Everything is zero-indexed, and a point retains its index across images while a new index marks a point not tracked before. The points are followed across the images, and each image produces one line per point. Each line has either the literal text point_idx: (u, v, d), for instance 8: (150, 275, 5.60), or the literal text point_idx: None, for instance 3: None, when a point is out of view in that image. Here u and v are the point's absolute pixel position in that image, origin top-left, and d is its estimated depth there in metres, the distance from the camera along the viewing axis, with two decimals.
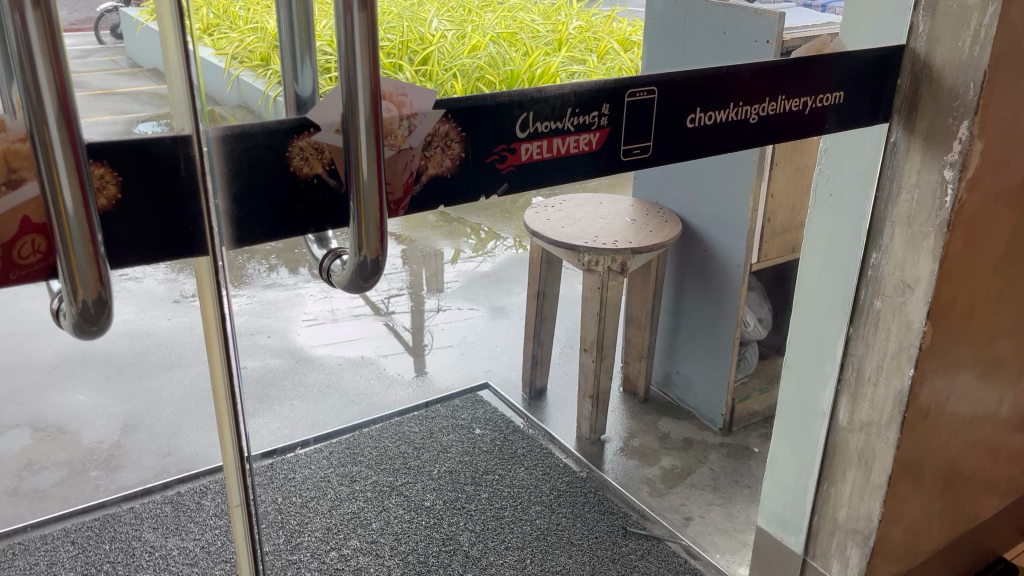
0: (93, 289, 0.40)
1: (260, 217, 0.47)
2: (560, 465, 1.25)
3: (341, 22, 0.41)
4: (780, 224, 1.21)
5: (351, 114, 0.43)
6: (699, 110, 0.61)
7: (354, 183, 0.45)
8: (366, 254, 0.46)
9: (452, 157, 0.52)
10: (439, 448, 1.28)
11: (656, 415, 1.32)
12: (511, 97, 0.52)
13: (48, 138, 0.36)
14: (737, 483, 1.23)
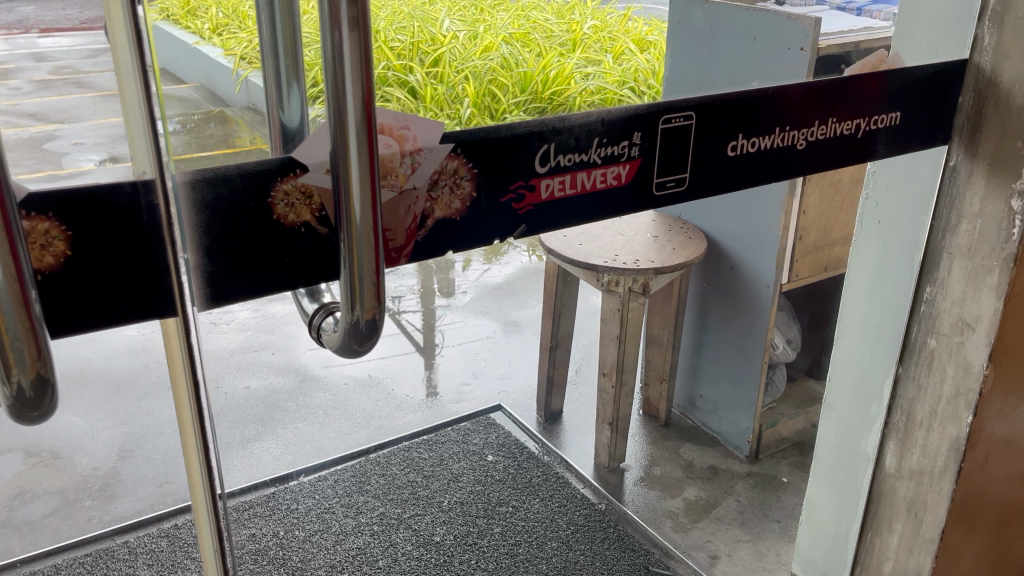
0: (29, 369, 0.32)
1: (240, 273, 0.40)
2: (578, 497, 1.18)
3: (329, 42, 0.34)
4: (812, 242, 1.13)
5: (340, 148, 0.36)
6: (741, 137, 0.54)
7: (345, 230, 0.37)
8: (360, 314, 0.39)
9: (461, 198, 0.45)
10: (450, 476, 1.22)
11: (679, 443, 1.25)
12: (529, 127, 0.46)
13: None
14: (766, 516, 1.15)
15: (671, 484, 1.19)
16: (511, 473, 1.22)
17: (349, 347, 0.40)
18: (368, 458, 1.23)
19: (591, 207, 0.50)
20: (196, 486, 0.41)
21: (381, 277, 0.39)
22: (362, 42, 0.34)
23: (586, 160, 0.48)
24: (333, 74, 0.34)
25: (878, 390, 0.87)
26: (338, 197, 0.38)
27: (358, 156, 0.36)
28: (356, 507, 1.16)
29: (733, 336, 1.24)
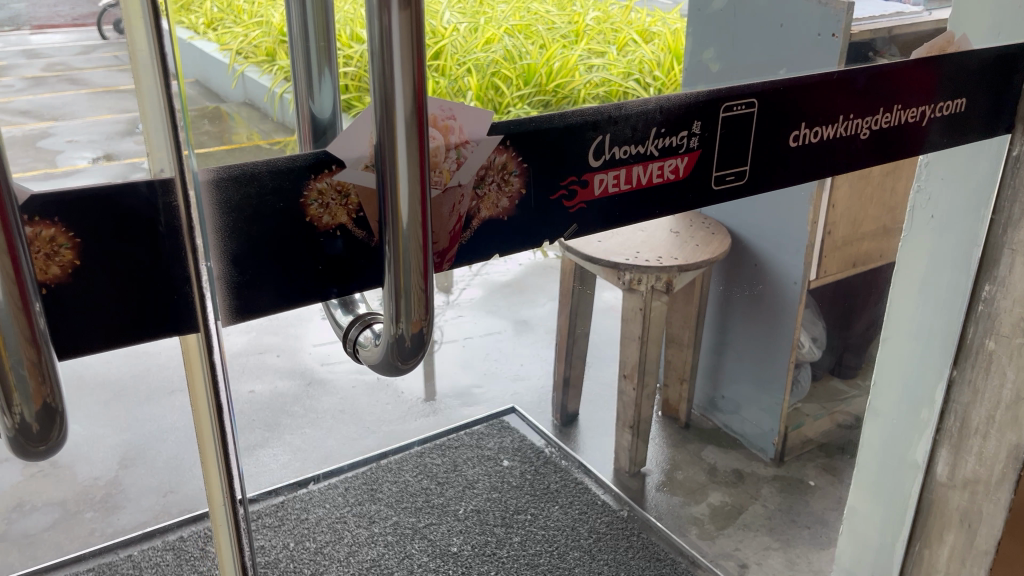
0: (34, 399, 0.33)
1: (264, 281, 0.50)
2: (599, 502, 1.19)
3: (376, 20, 0.36)
4: (840, 236, 1.11)
5: (388, 136, 0.38)
6: (791, 130, 0.71)
7: (392, 248, 0.41)
8: (407, 328, 0.42)
9: (508, 196, 0.57)
10: (465, 483, 1.18)
11: (701, 445, 1.17)
12: (588, 120, 0.59)
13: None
14: (793, 518, 1.21)
15: (695, 488, 1.17)
16: (528, 480, 1.20)
17: (393, 365, 0.44)
18: (382, 463, 1.13)
19: (645, 198, 0.64)
20: (213, 498, 0.41)
21: (429, 294, 0.43)
22: (413, 21, 0.36)
23: (648, 153, 0.63)
24: (383, 88, 0.37)
25: (939, 364, 1.17)
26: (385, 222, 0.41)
27: (409, 189, 0.40)
28: (369, 517, 1.12)
29: (759, 334, 1.15)
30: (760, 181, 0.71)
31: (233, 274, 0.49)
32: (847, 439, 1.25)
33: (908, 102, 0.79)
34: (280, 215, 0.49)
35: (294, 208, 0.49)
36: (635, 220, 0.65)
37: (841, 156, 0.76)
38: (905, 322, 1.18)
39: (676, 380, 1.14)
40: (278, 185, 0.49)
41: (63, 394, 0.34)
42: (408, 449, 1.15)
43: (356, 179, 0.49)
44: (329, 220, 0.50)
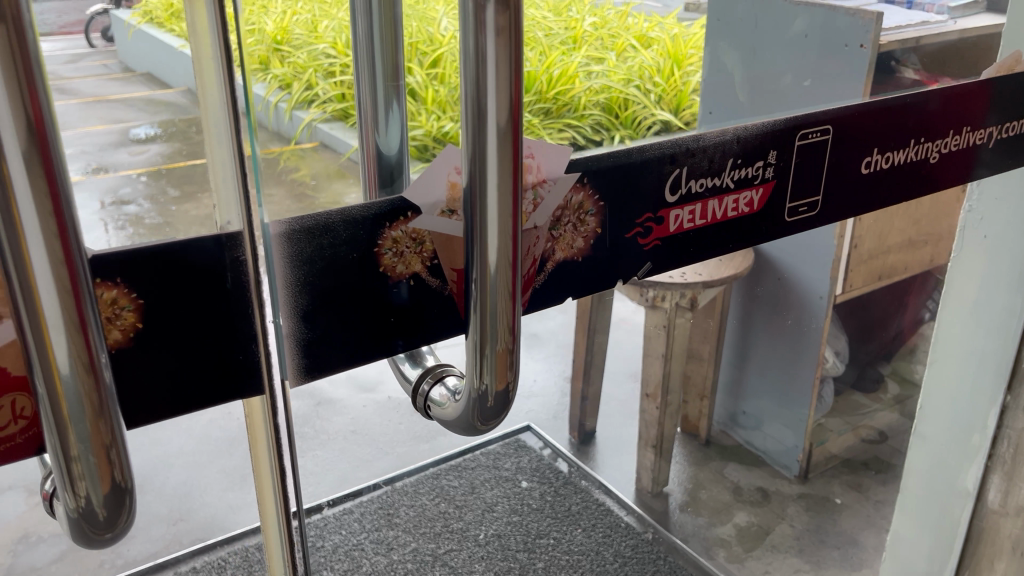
0: (103, 479, 0.26)
1: (337, 337, 0.40)
2: (621, 525, 1.14)
3: (468, 39, 0.28)
4: (866, 250, 1.12)
5: (475, 157, 0.29)
6: (876, 153, 0.57)
7: (478, 310, 0.32)
8: (491, 386, 0.33)
9: (583, 234, 0.44)
10: (484, 506, 1.15)
11: (723, 463, 1.15)
12: (663, 149, 0.46)
13: (17, 236, 0.23)
14: (825, 543, 1.10)
15: (719, 508, 1.10)
16: (548, 501, 1.16)
17: (474, 423, 0.35)
18: (396, 486, 1.12)
19: (722, 233, 0.51)
20: (273, 564, 0.37)
21: (515, 361, 0.34)
22: (511, 46, 0.28)
23: (724, 183, 0.50)
24: (476, 120, 0.29)
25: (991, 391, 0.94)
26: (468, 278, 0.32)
27: (499, 243, 0.30)
28: (387, 544, 1.07)
29: (781, 349, 1.15)
30: (856, 207, 0.58)
31: (303, 332, 0.39)
32: (872, 453, 1.23)
33: (988, 117, 0.63)
34: (355, 266, 0.39)
35: (370, 259, 0.40)
36: (704, 258, 0.52)
37: (920, 179, 0.61)
38: (958, 345, 0.96)
39: (697, 397, 1.13)
40: (355, 235, 0.39)
41: (136, 471, 0.27)
42: (425, 471, 1.14)
43: (433, 226, 0.40)
44: (403, 270, 0.41)
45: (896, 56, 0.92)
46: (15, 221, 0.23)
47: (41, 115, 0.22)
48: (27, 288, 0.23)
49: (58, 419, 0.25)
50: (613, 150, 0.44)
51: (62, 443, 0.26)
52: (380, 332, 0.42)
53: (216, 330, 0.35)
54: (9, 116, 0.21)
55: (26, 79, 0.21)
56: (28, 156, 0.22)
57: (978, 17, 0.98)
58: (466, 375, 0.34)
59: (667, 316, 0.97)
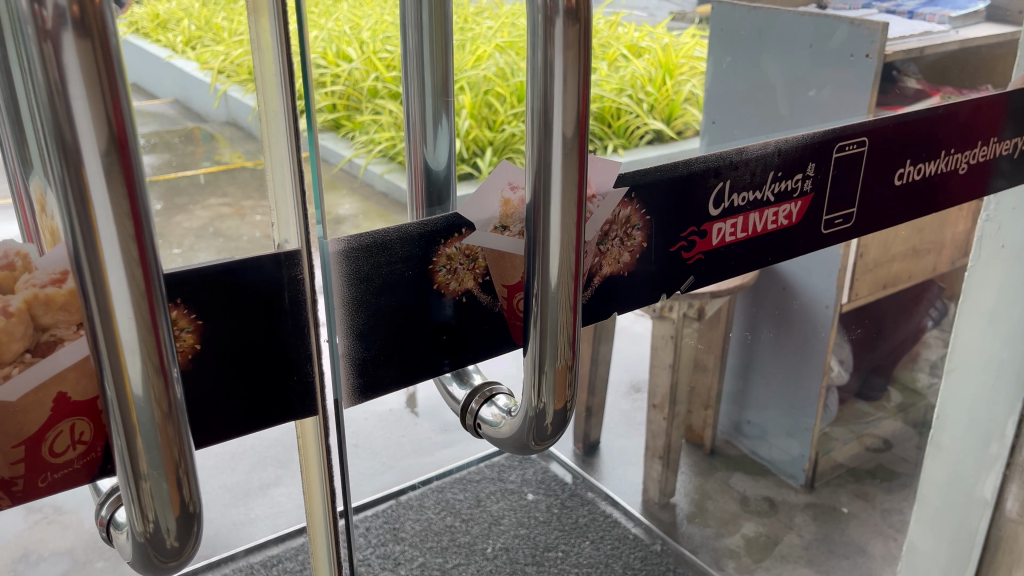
0: (172, 507, 0.31)
1: (386, 349, 0.48)
2: (630, 536, 1.10)
3: (538, 56, 0.35)
4: (870, 259, 1.12)
5: (536, 193, 0.37)
6: (905, 167, 0.69)
7: (540, 319, 0.39)
8: (548, 403, 0.41)
9: (628, 246, 0.54)
10: (490, 520, 1.03)
11: (729, 473, 1.14)
12: (712, 163, 0.56)
13: (97, 242, 0.27)
14: (833, 552, 1.20)
15: (728, 518, 1.15)
16: (556, 515, 1.05)
17: (526, 444, 0.43)
18: (400, 500, 0.93)
19: (762, 237, 0.62)
20: (317, 547, 0.47)
21: (574, 366, 0.41)
22: (577, 64, 0.35)
23: (764, 199, 0.61)
24: (543, 141, 0.36)
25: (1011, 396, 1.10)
26: (533, 291, 0.39)
27: (565, 256, 0.38)
28: (392, 559, 0.96)
29: (786, 358, 1.14)
30: (872, 215, 0.69)
31: (358, 350, 0.47)
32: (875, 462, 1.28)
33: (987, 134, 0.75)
34: (409, 284, 0.47)
35: (423, 275, 0.47)
36: (743, 268, 0.63)
37: (943, 190, 0.73)
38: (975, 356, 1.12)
39: (701, 407, 1.08)
40: (408, 254, 0.46)
41: (200, 495, 0.32)
42: (429, 484, 0.94)
43: (484, 242, 0.48)
44: (456, 286, 0.49)
45: (897, 67, 0.93)
46: (93, 221, 0.26)
47: (123, 127, 0.26)
48: (104, 298, 0.27)
49: (127, 427, 0.29)
50: (659, 164, 0.53)
51: (131, 446, 0.30)
52: (432, 348, 0.50)
53: (273, 348, 0.43)
54: (94, 124, 0.25)
55: (110, 93, 0.25)
56: (108, 162, 0.26)
57: (978, 26, 0.96)
58: (526, 392, 0.41)
59: (676, 326, 0.94)
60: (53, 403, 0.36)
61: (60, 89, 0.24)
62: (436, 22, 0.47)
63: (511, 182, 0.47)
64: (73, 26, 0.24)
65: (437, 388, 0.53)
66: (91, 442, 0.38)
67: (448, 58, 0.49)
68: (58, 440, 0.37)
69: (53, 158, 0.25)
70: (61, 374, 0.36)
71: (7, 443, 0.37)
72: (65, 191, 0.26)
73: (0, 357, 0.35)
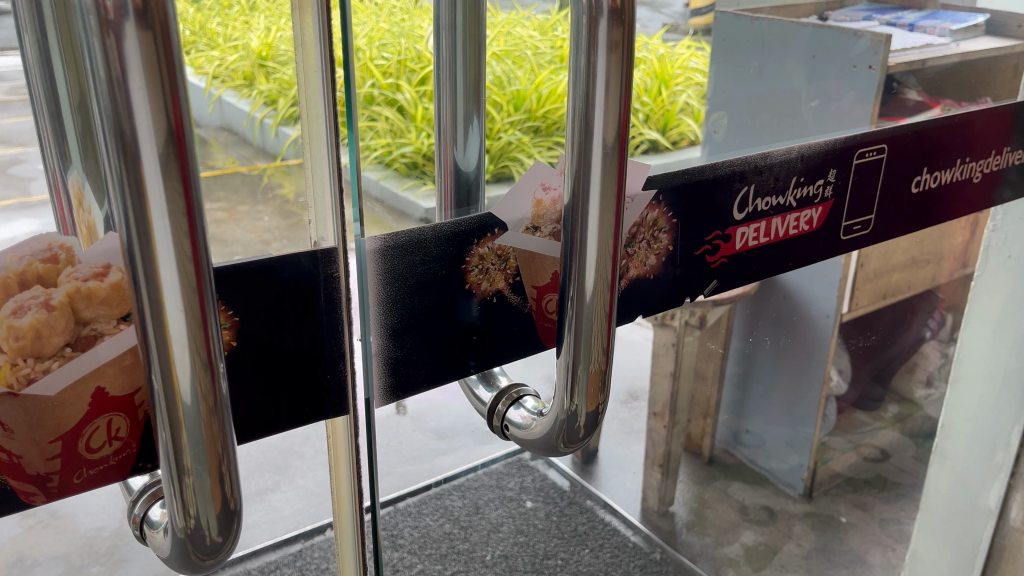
0: (214, 504, 0.31)
1: (419, 352, 0.48)
2: (629, 544, 1.08)
3: (580, 60, 0.35)
4: (872, 268, 1.13)
5: (574, 198, 0.37)
6: (924, 173, 0.70)
7: (574, 322, 0.39)
8: (581, 406, 0.41)
9: (656, 249, 0.54)
10: (489, 527, 1.02)
11: (727, 482, 1.17)
12: (735, 166, 0.56)
13: (151, 235, 0.26)
14: (832, 561, 1.17)
15: (727, 527, 1.15)
16: (555, 522, 1.05)
17: (555, 446, 0.43)
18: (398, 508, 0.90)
19: (786, 244, 0.62)
20: (344, 549, 0.48)
21: (606, 370, 0.41)
22: (620, 66, 0.35)
23: (787, 204, 0.61)
24: (583, 144, 0.36)
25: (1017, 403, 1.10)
26: (568, 294, 0.39)
27: (601, 258, 0.38)
28: (391, 565, 0.95)
29: (789, 367, 1.15)
30: (895, 221, 0.70)
31: (391, 349, 0.47)
32: (874, 472, 1.29)
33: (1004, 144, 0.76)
34: (441, 283, 0.47)
35: (455, 275, 0.47)
36: (767, 273, 0.63)
37: (958, 199, 0.74)
38: (982, 363, 1.12)
39: (700, 416, 1.10)
40: (441, 253, 0.46)
41: (241, 492, 0.31)
42: (427, 491, 0.92)
43: (515, 242, 0.49)
44: (487, 286, 0.49)
45: (898, 79, 0.93)
46: (148, 214, 0.26)
47: (181, 121, 0.25)
48: (155, 290, 0.27)
49: (173, 420, 0.29)
50: (686, 168, 0.54)
51: (176, 440, 0.29)
52: (464, 348, 0.50)
53: (305, 345, 0.42)
54: (153, 118, 0.25)
55: (170, 87, 0.25)
56: (165, 156, 0.26)
57: (979, 39, 0.98)
58: (558, 396, 0.41)
59: (677, 334, 0.95)
60: (91, 395, 0.36)
61: (120, 82, 0.24)
62: (470, 24, 0.45)
63: (543, 185, 0.47)
64: (134, 17, 0.24)
65: (464, 391, 0.52)
66: (126, 439, 0.38)
67: (481, 59, 0.47)
68: (94, 436, 0.37)
69: (111, 152, 0.25)
70: (101, 369, 0.35)
71: (45, 439, 0.36)
72: (122, 184, 0.26)
73: (41, 350, 0.34)
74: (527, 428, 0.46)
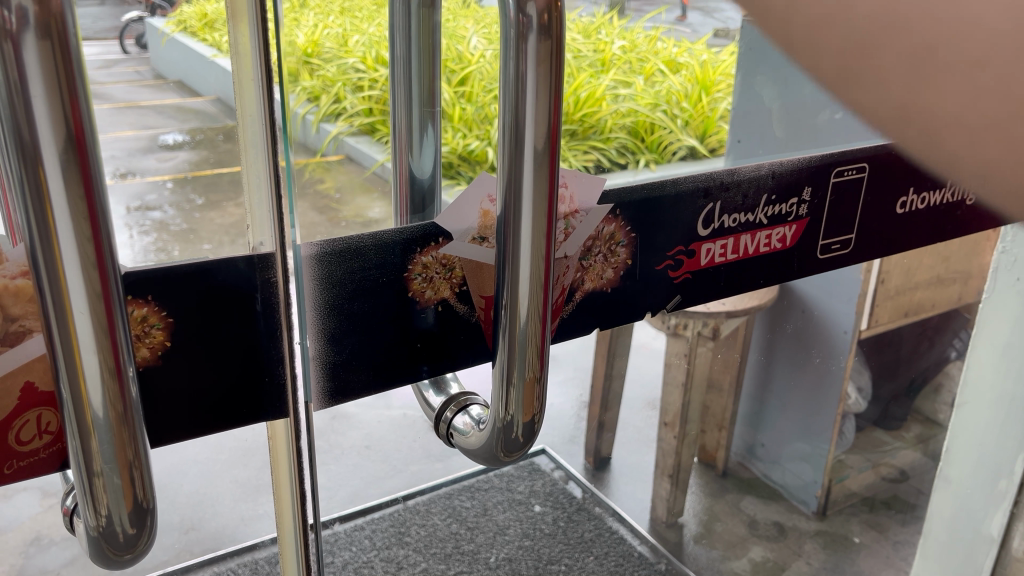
0: (126, 502, 0.34)
1: (361, 355, 0.53)
2: (635, 554, 1.11)
3: (511, 66, 0.37)
4: (894, 288, 1.10)
5: (506, 207, 0.40)
6: (906, 194, 0.75)
7: (509, 331, 0.42)
8: (519, 418, 0.44)
9: (614, 265, 0.59)
10: (496, 529, 1.04)
11: (740, 495, 1.14)
12: (693, 184, 0.60)
13: (51, 237, 0.29)
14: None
15: (736, 541, 1.14)
16: (562, 528, 1.07)
17: (495, 454, 0.46)
18: (409, 505, 0.93)
19: (756, 261, 0.68)
20: (285, 544, 0.54)
21: (540, 383, 0.44)
22: (549, 76, 0.37)
23: (757, 222, 0.66)
24: (515, 152, 0.38)
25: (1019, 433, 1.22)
26: (503, 301, 0.42)
27: (531, 272, 0.41)
28: (396, 563, 0.95)
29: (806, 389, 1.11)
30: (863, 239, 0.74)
31: (330, 354, 0.52)
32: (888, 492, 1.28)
33: None
34: (382, 289, 0.52)
35: (399, 282, 0.52)
36: (729, 289, 0.68)
37: (929, 223, 0.78)
38: (989, 389, 1.22)
39: (715, 428, 1.08)
40: (384, 260, 0.51)
41: (154, 493, 0.35)
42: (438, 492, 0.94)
43: (460, 252, 0.54)
44: (432, 294, 0.54)
45: None
46: (50, 220, 0.29)
47: (80, 126, 0.28)
48: (60, 293, 0.30)
49: (81, 423, 0.32)
50: (646, 183, 0.58)
51: (85, 445, 0.33)
52: (407, 354, 0.55)
53: (248, 349, 0.48)
54: (51, 121, 0.28)
55: (68, 91, 0.28)
56: (65, 160, 0.28)
57: None
58: (495, 406, 0.44)
59: (689, 345, 0.94)
60: (21, 388, 0.41)
61: (19, 87, 0.27)
62: (423, 32, 0.50)
63: (489, 195, 0.53)
64: (35, 29, 0.27)
65: (416, 395, 0.58)
66: (56, 434, 0.44)
67: (433, 68, 0.52)
68: (25, 428, 0.43)
69: (10, 154, 0.28)
70: (30, 364, 0.41)
71: None
72: (24, 191, 0.29)
73: None
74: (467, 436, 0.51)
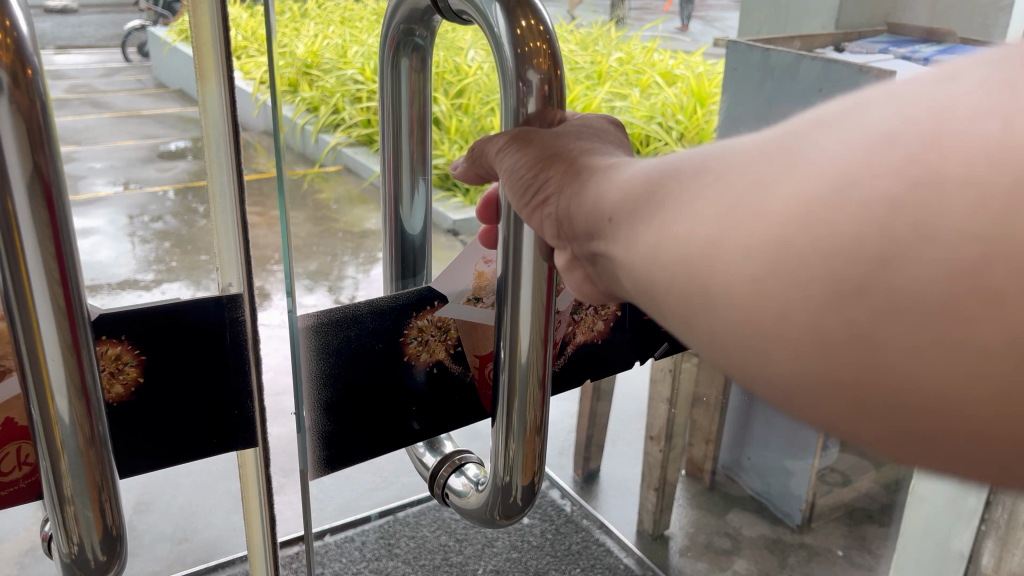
0: (96, 530, 0.35)
1: (354, 416, 0.55)
2: (622, 566, 1.09)
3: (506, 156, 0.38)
4: None
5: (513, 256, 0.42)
6: None
7: (509, 383, 0.45)
8: (517, 480, 0.48)
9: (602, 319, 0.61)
10: (483, 540, 1.07)
11: (726, 509, 1.20)
12: None
13: (22, 274, 0.31)
14: None
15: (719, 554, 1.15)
16: (548, 540, 1.09)
17: (492, 517, 0.49)
18: (397, 517, 1.09)
19: None
20: None
21: (540, 443, 0.48)
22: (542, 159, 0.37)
23: None
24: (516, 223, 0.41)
25: None
26: (501, 357, 0.45)
27: (531, 336, 0.44)
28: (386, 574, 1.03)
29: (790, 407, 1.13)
30: None
31: (325, 421, 0.54)
32: None
33: None
34: (376, 355, 0.54)
35: (395, 345, 0.54)
36: None
37: None
38: None
39: (701, 441, 1.12)
40: (377, 327, 0.53)
41: (124, 522, 0.36)
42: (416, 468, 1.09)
43: (456, 314, 0.55)
44: (427, 356, 0.56)
45: None
46: (21, 259, 0.31)
47: (48, 173, 0.30)
48: (32, 330, 0.32)
49: (53, 451, 0.34)
50: None
51: (56, 470, 0.34)
52: (402, 417, 0.58)
53: (217, 383, 0.49)
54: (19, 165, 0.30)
55: (37, 134, 0.30)
56: (34, 202, 0.30)
57: None
58: (494, 468, 0.48)
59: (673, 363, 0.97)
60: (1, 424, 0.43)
61: None
62: (411, 82, 0.50)
63: (484, 258, 0.53)
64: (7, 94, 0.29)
65: (412, 458, 0.60)
66: (34, 465, 0.46)
67: (422, 106, 0.50)
68: (5, 461, 0.45)
69: None
70: (10, 401, 0.43)
71: None
72: None
73: None
74: (464, 496, 0.52)
